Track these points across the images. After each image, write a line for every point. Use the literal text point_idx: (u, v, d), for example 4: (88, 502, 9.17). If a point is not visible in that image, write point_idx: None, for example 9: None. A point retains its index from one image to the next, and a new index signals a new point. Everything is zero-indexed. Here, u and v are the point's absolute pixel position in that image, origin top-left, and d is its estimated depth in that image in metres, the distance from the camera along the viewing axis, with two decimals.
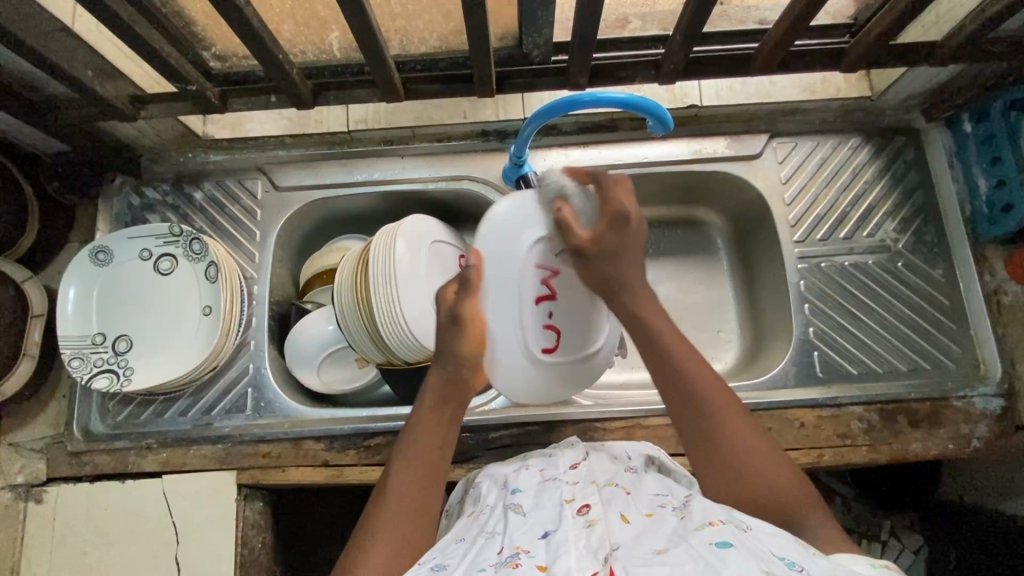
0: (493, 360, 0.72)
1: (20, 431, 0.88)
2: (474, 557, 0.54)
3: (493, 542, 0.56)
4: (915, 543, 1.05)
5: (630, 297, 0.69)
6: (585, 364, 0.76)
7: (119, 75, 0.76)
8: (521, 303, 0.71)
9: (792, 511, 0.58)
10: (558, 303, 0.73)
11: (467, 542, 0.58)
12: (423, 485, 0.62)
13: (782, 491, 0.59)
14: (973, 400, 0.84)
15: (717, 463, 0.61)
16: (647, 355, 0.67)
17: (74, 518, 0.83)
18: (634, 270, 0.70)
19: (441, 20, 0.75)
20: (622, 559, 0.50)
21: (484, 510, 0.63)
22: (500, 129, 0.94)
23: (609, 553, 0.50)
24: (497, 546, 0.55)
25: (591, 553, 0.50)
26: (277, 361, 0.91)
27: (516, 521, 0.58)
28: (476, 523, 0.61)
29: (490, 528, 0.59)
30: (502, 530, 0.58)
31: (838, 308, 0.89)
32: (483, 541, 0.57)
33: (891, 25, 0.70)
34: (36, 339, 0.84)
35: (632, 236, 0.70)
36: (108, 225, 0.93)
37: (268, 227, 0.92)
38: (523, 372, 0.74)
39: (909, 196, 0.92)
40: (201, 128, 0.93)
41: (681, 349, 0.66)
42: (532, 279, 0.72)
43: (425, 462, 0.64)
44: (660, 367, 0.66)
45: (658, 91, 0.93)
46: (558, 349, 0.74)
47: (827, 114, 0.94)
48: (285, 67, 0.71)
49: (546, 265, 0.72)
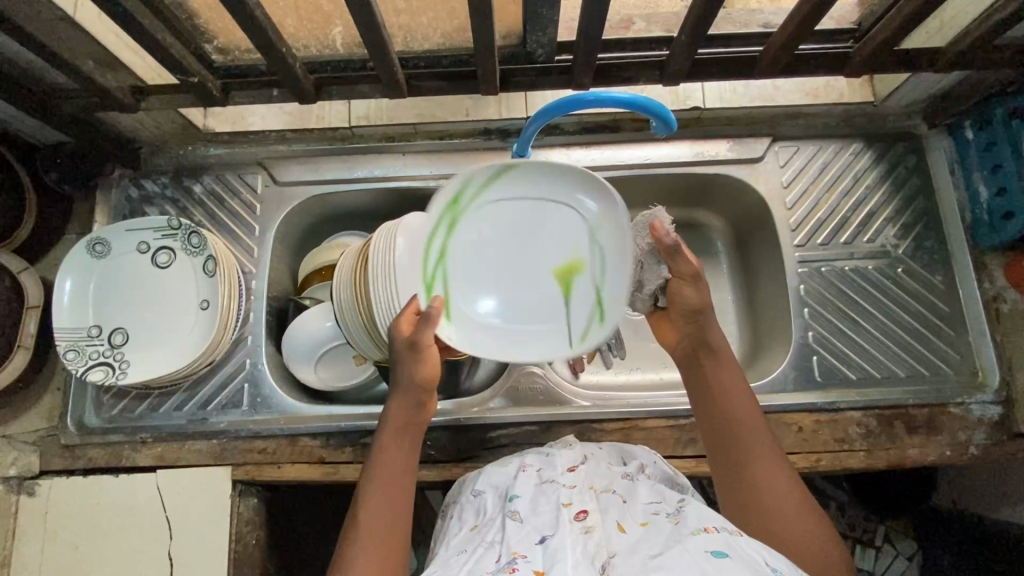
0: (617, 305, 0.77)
1: (13, 423, 0.87)
2: (473, 566, 0.55)
3: (492, 551, 0.56)
4: (910, 549, 1.07)
5: (696, 341, 0.72)
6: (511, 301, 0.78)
7: (121, 66, 0.75)
8: (599, 260, 0.78)
9: (794, 551, 0.57)
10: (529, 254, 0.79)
11: (468, 552, 0.58)
12: (387, 527, 0.64)
13: (782, 532, 0.59)
14: (971, 406, 0.84)
15: (735, 476, 0.64)
16: (695, 376, 0.71)
17: (65, 513, 0.82)
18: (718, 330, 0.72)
19: (445, 17, 0.74)
20: (620, 566, 0.50)
21: (486, 521, 0.63)
22: (503, 128, 0.94)
23: (607, 561, 0.51)
24: (495, 554, 0.55)
25: (588, 561, 0.51)
26: (273, 357, 0.91)
27: (512, 528, 0.57)
28: (478, 535, 0.61)
29: (490, 537, 0.58)
30: (500, 539, 0.57)
31: (836, 312, 0.89)
32: (482, 550, 0.57)
33: (899, 28, 0.70)
34: (31, 330, 0.83)
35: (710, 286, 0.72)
36: (106, 217, 0.92)
37: (267, 222, 0.92)
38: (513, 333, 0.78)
39: (910, 202, 0.92)
40: (202, 121, 0.92)
41: (723, 376, 0.69)
42: (553, 246, 0.79)
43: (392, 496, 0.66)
44: (700, 387, 0.70)
45: (662, 92, 0.92)
46: (505, 303, 0.78)
47: (829, 118, 0.94)
48: (288, 61, 0.70)
49: (537, 224, 0.79)
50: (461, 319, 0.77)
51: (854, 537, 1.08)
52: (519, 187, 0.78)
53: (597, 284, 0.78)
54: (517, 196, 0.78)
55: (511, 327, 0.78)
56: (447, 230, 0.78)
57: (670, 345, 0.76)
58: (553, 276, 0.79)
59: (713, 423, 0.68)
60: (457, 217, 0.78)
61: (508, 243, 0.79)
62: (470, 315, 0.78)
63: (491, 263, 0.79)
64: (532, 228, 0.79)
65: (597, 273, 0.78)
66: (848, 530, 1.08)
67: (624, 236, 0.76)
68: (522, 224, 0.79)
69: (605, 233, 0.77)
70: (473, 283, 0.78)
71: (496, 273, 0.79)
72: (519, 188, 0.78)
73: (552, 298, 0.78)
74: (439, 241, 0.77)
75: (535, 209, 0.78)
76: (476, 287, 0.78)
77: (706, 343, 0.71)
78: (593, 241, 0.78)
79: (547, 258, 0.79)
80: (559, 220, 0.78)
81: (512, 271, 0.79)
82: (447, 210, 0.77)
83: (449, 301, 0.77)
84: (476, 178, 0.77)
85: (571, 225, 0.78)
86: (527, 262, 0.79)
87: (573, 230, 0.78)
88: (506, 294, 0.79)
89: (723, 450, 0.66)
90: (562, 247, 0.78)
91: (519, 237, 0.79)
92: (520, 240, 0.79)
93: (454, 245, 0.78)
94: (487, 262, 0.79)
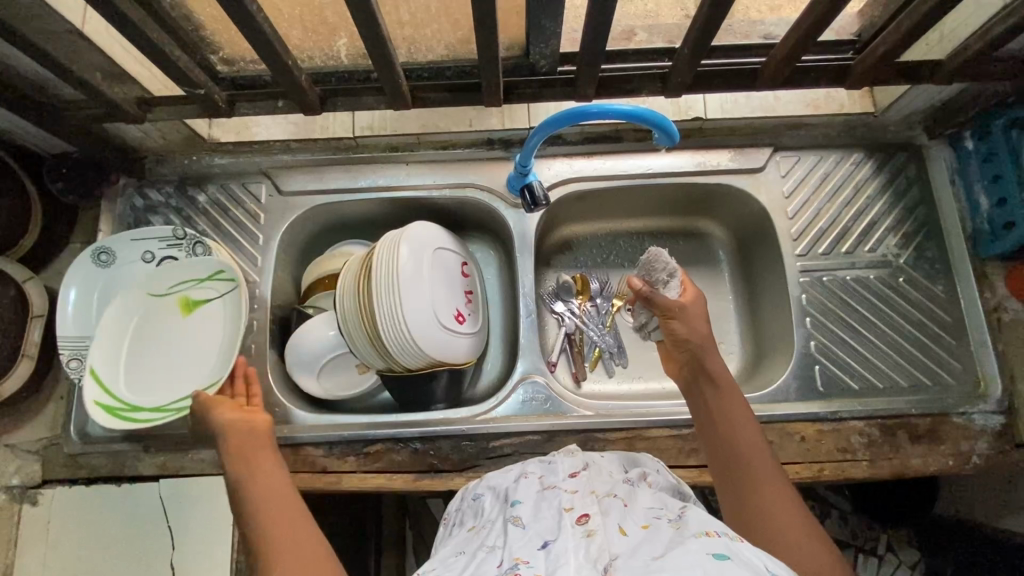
0: (191, 293, 0.87)
1: (16, 432, 0.87)
2: (474, 570, 0.54)
3: (493, 556, 0.55)
4: (912, 558, 1.07)
5: (698, 365, 0.73)
6: (211, 348, 0.85)
7: (128, 78, 0.76)
8: (146, 297, 0.86)
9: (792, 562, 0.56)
10: (158, 348, 0.85)
11: (467, 554, 0.58)
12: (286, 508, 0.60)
13: (783, 544, 0.58)
14: (973, 416, 0.84)
15: (738, 492, 0.63)
16: (699, 400, 0.72)
17: (72, 522, 0.83)
18: (716, 356, 0.73)
19: (449, 29, 0.75)
20: (622, 568, 0.49)
21: (486, 524, 0.63)
22: (506, 138, 0.95)
23: (609, 564, 0.50)
24: (496, 559, 0.54)
25: (590, 564, 0.50)
26: (277, 366, 0.91)
27: (515, 533, 0.57)
28: (477, 537, 0.61)
29: (490, 541, 0.58)
30: (502, 543, 0.57)
31: (837, 320, 0.90)
32: (483, 554, 0.56)
33: (900, 41, 0.70)
34: (36, 338, 0.83)
35: (693, 314, 0.75)
36: (110, 227, 0.93)
37: (271, 231, 0.92)
38: (231, 342, 0.85)
39: (911, 212, 0.92)
40: (206, 131, 0.92)
41: (727, 397, 0.70)
42: (143, 331, 0.85)
43: (281, 493, 0.63)
44: (703, 410, 0.71)
45: (663, 103, 0.93)
46: (213, 348, 0.85)
47: (830, 129, 0.94)
48: (294, 73, 0.71)
49: (127, 354, 0.84)
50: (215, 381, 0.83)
51: (856, 546, 1.08)
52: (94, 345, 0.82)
53: (204, 283, 0.87)
54: (113, 368, 0.82)
55: (228, 345, 0.85)
56: (133, 411, 0.81)
57: (675, 374, 0.77)
58: (188, 325, 0.87)
59: (715, 445, 0.67)
60: (125, 402, 0.81)
61: (163, 362, 0.85)
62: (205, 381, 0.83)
63: (179, 368, 0.85)
64: (151, 352, 0.85)
65: (193, 284, 0.87)
66: (850, 538, 1.09)
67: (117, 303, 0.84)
68: (134, 341, 0.84)
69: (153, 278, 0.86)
70: (188, 383, 0.84)
71: (181, 359, 0.85)
72: (97, 344, 0.82)
73: (211, 316, 0.87)
74: (147, 414, 0.82)
75: (133, 358, 0.84)
76: (190, 381, 0.84)
77: (705, 369, 0.72)
78: (160, 292, 0.86)
79: (173, 324, 0.86)
80: (110, 344, 0.83)
81: (179, 349, 0.86)
82: (120, 412, 0.81)
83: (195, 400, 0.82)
84: (96, 405, 0.79)
85: (113, 342, 0.83)
86: (178, 347, 0.86)
87: (148, 308, 0.86)
88: (204, 357, 0.85)
89: (724, 470, 0.65)
90: (147, 334, 0.85)
91: (159, 356, 0.85)
92: (154, 338, 0.85)
93: (153, 403, 0.82)
94: (174, 382, 0.84)
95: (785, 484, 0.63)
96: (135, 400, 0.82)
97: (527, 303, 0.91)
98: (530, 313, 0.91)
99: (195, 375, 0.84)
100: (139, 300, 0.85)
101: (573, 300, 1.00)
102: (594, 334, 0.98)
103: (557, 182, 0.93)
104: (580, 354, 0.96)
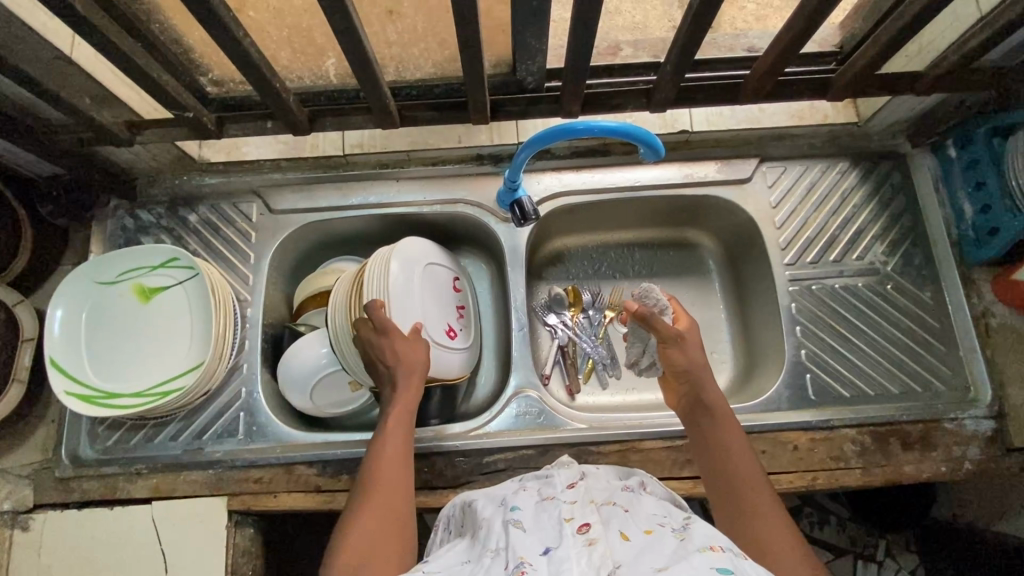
0: (143, 278, 0.86)
1: (6, 457, 0.87)
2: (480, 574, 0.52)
3: (498, 558, 0.54)
4: (911, 563, 1.07)
5: (699, 391, 0.73)
6: (178, 334, 0.85)
7: (118, 102, 0.77)
8: (101, 288, 0.85)
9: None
10: (119, 336, 0.85)
11: (473, 562, 0.55)
12: (400, 460, 0.69)
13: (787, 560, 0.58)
14: (964, 421, 0.84)
15: (742, 514, 0.63)
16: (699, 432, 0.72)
17: (61, 547, 0.82)
18: (715, 391, 0.73)
19: (436, 48, 0.76)
20: None
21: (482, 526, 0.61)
22: (495, 153, 0.96)
23: (612, 572, 0.49)
24: (500, 562, 0.53)
25: (592, 571, 0.49)
26: (269, 385, 0.91)
27: (517, 536, 0.55)
28: (476, 541, 0.59)
29: (493, 545, 0.56)
30: (505, 546, 0.55)
31: (827, 329, 0.90)
32: (488, 559, 0.54)
33: (877, 55, 0.72)
34: (26, 362, 0.83)
35: (689, 343, 0.75)
36: (101, 247, 0.93)
37: (262, 250, 0.93)
38: (197, 321, 0.85)
39: (896, 220, 0.93)
40: (197, 152, 0.94)
41: (728, 430, 0.70)
42: (99, 322, 0.84)
43: (387, 507, 0.65)
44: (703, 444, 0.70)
45: (649, 117, 0.94)
46: (179, 332, 0.85)
47: (815, 138, 0.96)
48: (282, 95, 0.72)
49: (87, 344, 0.83)
50: (187, 361, 0.84)
51: (855, 552, 1.08)
52: (52, 339, 0.81)
53: (158, 270, 0.86)
54: (77, 359, 0.82)
55: (193, 325, 0.85)
56: (110, 399, 0.82)
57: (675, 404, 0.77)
58: (147, 310, 0.86)
59: (717, 472, 0.67)
60: (99, 389, 0.82)
61: (128, 349, 0.84)
62: (177, 364, 0.84)
63: (148, 352, 0.85)
64: (113, 341, 0.84)
65: (146, 271, 0.86)
66: (848, 545, 1.09)
67: (67, 296, 0.83)
68: (94, 332, 0.84)
69: (101, 267, 0.85)
70: (160, 366, 0.84)
71: (151, 345, 0.85)
72: (58, 343, 0.82)
73: (171, 301, 0.86)
74: (125, 400, 0.82)
75: (95, 347, 0.83)
76: (161, 364, 0.84)
77: (703, 401, 0.72)
78: (114, 282, 0.86)
79: (134, 313, 0.86)
80: (70, 337, 0.83)
81: (143, 336, 0.85)
82: (97, 400, 0.81)
83: (168, 381, 0.83)
84: (69, 396, 0.80)
85: (71, 334, 0.83)
86: (140, 332, 0.85)
87: (103, 299, 0.85)
88: (170, 340, 0.85)
89: (727, 496, 0.65)
90: (105, 322, 0.85)
91: (122, 344, 0.85)
92: (118, 328, 0.85)
93: (127, 387, 0.83)
94: (145, 366, 0.84)
95: (781, 514, 0.63)
96: (106, 385, 0.82)
97: (519, 317, 0.92)
98: (522, 327, 0.91)
99: (165, 359, 0.84)
100: (93, 290, 0.85)
101: (566, 312, 0.99)
102: (586, 346, 0.98)
103: (547, 196, 0.94)
104: (573, 366, 0.96)
